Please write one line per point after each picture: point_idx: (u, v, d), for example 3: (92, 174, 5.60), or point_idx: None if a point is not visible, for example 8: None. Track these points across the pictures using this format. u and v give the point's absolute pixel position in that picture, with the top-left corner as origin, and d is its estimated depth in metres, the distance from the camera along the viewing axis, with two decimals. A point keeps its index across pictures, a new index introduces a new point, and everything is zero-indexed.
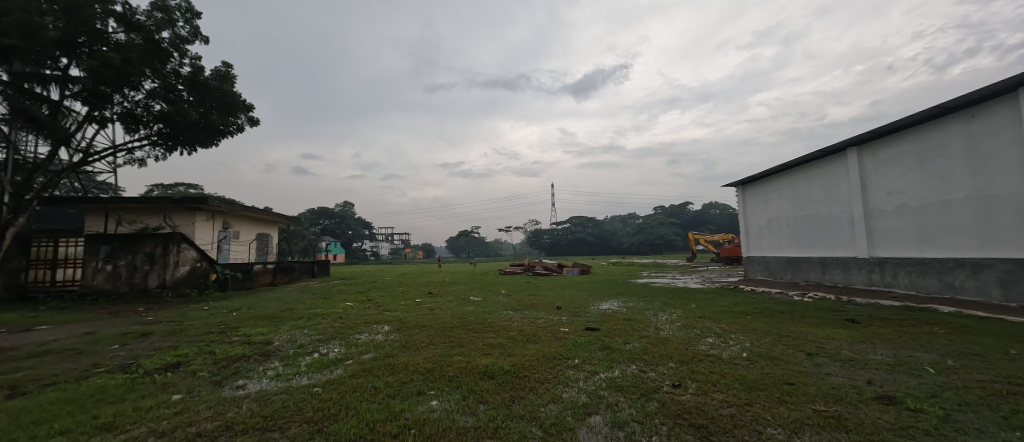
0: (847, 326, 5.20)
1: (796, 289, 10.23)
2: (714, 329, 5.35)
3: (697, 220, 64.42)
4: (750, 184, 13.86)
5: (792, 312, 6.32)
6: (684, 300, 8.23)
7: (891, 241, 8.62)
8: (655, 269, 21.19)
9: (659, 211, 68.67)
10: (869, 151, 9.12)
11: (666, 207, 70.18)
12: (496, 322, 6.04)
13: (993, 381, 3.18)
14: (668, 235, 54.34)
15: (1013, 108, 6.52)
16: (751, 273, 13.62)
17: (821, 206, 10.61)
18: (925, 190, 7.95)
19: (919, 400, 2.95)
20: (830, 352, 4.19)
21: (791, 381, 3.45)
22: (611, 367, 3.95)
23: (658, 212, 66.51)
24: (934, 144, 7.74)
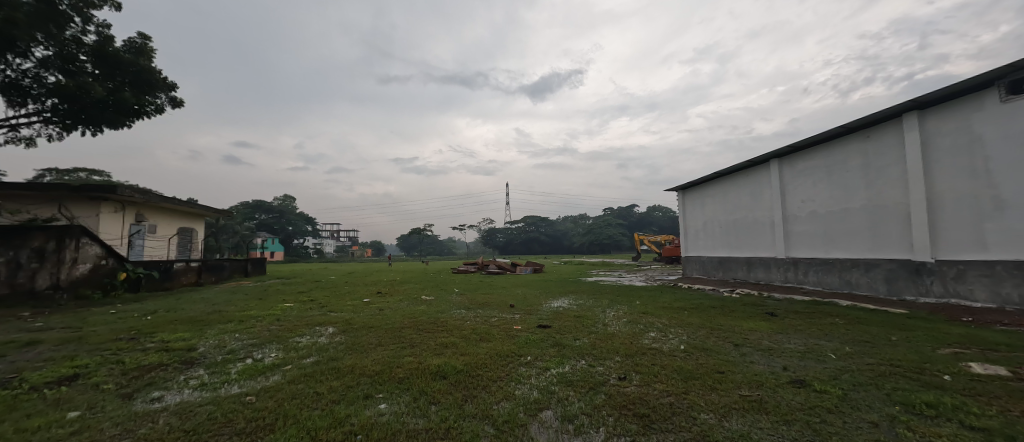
0: (767, 319, 5.83)
1: (726, 286, 11.21)
2: (656, 324, 5.74)
3: (642, 222, 68.55)
4: (689, 190, 15.04)
5: (722, 307, 6.95)
6: (629, 297, 8.72)
7: (804, 243, 9.79)
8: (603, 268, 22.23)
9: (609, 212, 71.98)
10: (788, 163, 10.30)
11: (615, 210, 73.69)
12: (449, 322, 5.94)
13: (879, 363, 3.75)
14: (616, 236, 57.12)
15: (898, 131, 7.67)
16: (688, 272, 14.77)
17: (748, 211, 11.78)
18: (831, 199, 9.12)
19: (824, 382, 3.39)
20: (753, 342, 4.66)
21: (722, 370, 3.80)
22: (562, 362, 4.08)
23: (608, 214, 69.67)
24: (838, 160, 8.93)
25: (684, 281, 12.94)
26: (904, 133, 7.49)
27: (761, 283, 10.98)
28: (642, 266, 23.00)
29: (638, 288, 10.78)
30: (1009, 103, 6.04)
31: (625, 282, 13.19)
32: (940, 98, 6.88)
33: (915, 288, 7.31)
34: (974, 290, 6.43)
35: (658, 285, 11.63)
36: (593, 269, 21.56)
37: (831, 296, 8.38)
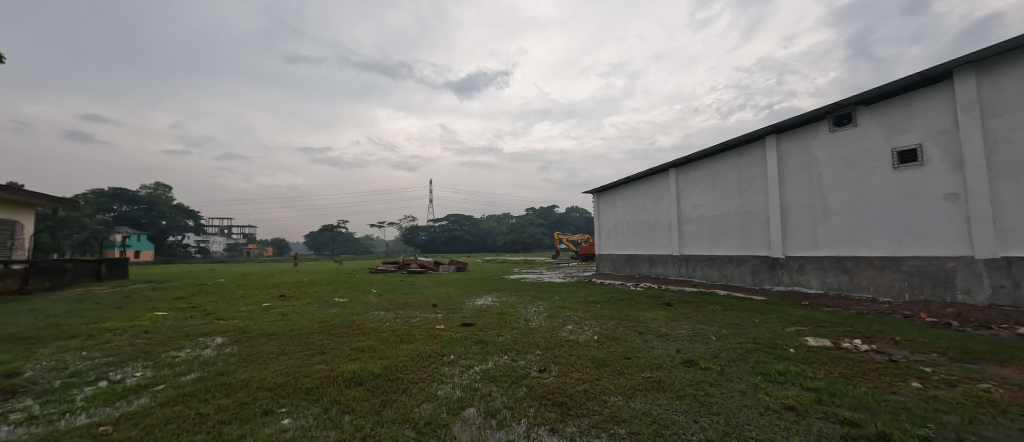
0: (665, 308, 6.64)
1: (632, 280, 12.46)
2: (573, 317, 6.13)
3: (560, 222, 72.64)
4: (603, 193, 16.39)
5: (629, 300, 7.71)
6: (549, 293, 9.21)
7: (693, 242, 11.36)
8: (524, 266, 22.98)
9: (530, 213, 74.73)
10: (683, 173, 11.85)
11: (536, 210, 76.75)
12: (366, 324, 5.55)
13: (746, 342, 4.54)
14: (536, 235, 59.55)
15: (762, 150, 9.34)
16: (601, 268, 16.10)
17: (651, 213, 13.27)
18: (714, 205, 10.73)
19: (707, 360, 3.99)
20: (653, 330, 5.26)
21: (628, 356, 4.22)
22: (485, 359, 4.11)
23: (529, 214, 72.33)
24: (719, 172, 10.56)
25: (597, 276, 14.04)
26: (766, 152, 9.16)
27: (660, 278, 12.46)
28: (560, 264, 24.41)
29: (556, 284, 11.37)
30: (835, 133, 7.74)
31: (545, 279, 13.83)
32: (790, 126, 8.57)
33: (771, 279, 8.99)
34: (807, 279, 8.16)
35: (575, 281, 12.41)
36: (515, 267, 22.16)
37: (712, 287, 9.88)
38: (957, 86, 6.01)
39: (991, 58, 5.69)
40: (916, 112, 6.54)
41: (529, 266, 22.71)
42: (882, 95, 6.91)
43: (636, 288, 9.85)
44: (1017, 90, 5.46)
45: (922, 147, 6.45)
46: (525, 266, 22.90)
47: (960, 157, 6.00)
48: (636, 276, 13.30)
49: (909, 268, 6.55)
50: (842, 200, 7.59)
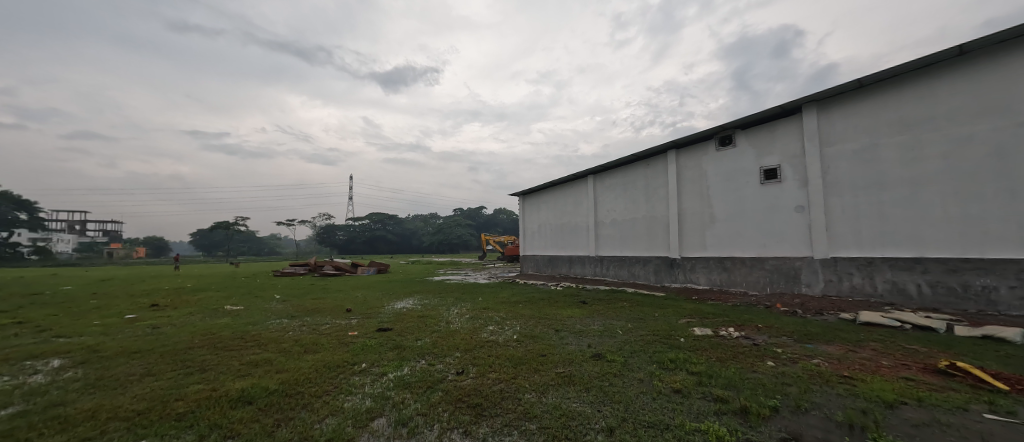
0: (580, 306, 7.07)
1: (553, 280, 13.06)
2: (495, 317, 6.21)
3: (488, 223, 73.13)
4: (528, 196, 16.96)
5: (549, 299, 8.06)
6: (473, 294, 9.20)
7: (608, 244, 12.33)
8: (451, 267, 22.67)
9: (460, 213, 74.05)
10: (600, 180, 12.80)
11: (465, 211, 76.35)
12: (264, 335, 4.94)
13: (646, 334, 5.05)
14: (465, 236, 59.23)
15: (664, 163, 10.52)
16: (525, 269, 16.61)
17: (572, 216, 14.07)
18: (624, 210, 11.77)
19: (613, 353, 4.35)
20: (569, 326, 5.56)
21: (544, 353, 4.40)
22: (401, 365, 3.94)
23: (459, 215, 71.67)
24: (629, 180, 11.61)
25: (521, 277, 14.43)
26: (667, 164, 10.33)
27: (578, 277, 13.28)
28: (487, 265, 24.57)
29: (481, 285, 11.39)
30: (720, 151, 9.01)
31: (470, 280, 13.79)
32: (686, 142, 9.78)
33: (669, 276, 10.14)
34: (697, 277, 9.38)
35: (499, 282, 12.57)
36: (441, 268, 21.72)
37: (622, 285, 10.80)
38: (804, 119, 7.42)
39: (826, 99, 7.13)
40: (777, 138, 7.93)
41: (455, 267, 22.43)
42: (754, 121, 8.26)
43: (556, 288, 10.32)
44: (842, 125, 6.92)
45: (781, 167, 7.83)
46: (451, 267, 22.56)
47: (806, 177, 7.41)
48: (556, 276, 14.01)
49: (770, 266, 7.90)
50: (725, 209, 8.88)
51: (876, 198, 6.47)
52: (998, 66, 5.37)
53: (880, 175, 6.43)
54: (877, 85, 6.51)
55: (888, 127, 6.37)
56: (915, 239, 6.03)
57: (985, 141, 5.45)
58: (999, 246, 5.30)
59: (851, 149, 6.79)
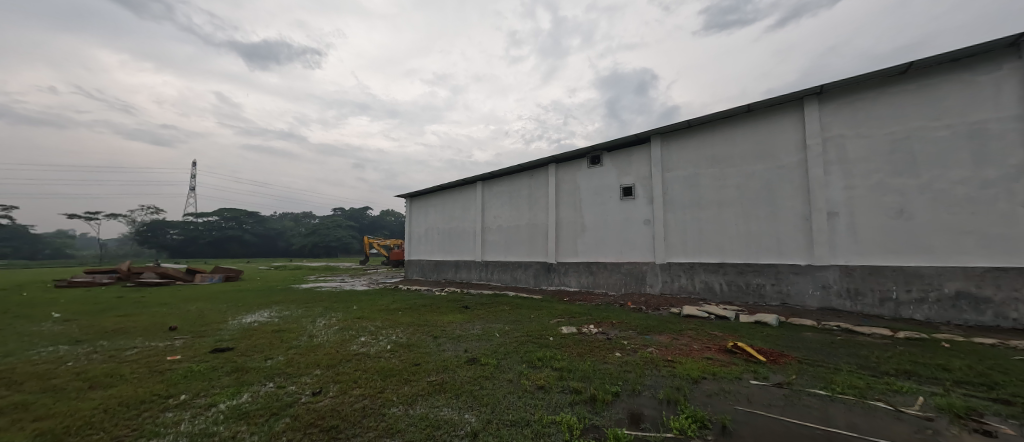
0: (462, 311, 7.11)
1: (438, 285, 12.86)
2: (369, 327, 5.82)
3: (373, 226, 67.25)
4: (417, 198, 16.41)
5: (432, 304, 7.90)
6: (348, 302, 8.41)
7: (494, 249, 12.74)
8: (325, 273, 20.33)
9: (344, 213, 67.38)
10: (489, 186, 13.19)
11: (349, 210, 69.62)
12: (22, 370, 3.59)
13: (520, 335, 5.34)
14: (349, 239, 54.11)
15: (545, 175, 11.42)
16: (410, 274, 16.01)
17: (461, 221, 14.11)
18: (510, 217, 12.35)
19: (487, 357, 4.46)
20: (448, 332, 5.52)
21: (418, 362, 4.26)
22: (238, 392, 3.31)
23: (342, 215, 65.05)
24: (515, 189, 12.23)
25: (405, 283, 13.82)
26: (548, 176, 11.25)
27: (464, 282, 13.38)
28: (370, 270, 22.81)
29: (358, 293, 10.49)
30: (591, 168, 10.23)
31: (347, 287, 12.58)
32: (565, 158, 10.82)
33: (546, 280, 10.99)
34: (570, 280, 10.39)
35: (380, 289, 11.78)
36: (313, 274, 19.30)
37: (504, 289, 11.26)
38: (652, 147, 8.96)
39: (667, 133, 8.75)
40: (633, 161, 9.38)
41: (331, 273, 20.21)
42: (616, 145, 9.63)
43: (440, 293, 10.16)
44: (677, 156, 8.58)
45: (635, 186, 9.28)
46: (326, 273, 20.25)
47: (652, 195, 8.94)
48: (442, 281, 13.85)
49: (625, 270, 9.24)
50: (593, 219, 10.07)
51: (696, 216, 8.18)
52: (768, 123, 7.38)
53: (699, 197, 8.17)
54: (700, 127, 8.28)
55: (705, 160, 8.14)
56: (719, 249, 7.80)
57: (760, 177, 7.41)
58: (765, 255, 7.22)
59: (682, 175, 8.46)
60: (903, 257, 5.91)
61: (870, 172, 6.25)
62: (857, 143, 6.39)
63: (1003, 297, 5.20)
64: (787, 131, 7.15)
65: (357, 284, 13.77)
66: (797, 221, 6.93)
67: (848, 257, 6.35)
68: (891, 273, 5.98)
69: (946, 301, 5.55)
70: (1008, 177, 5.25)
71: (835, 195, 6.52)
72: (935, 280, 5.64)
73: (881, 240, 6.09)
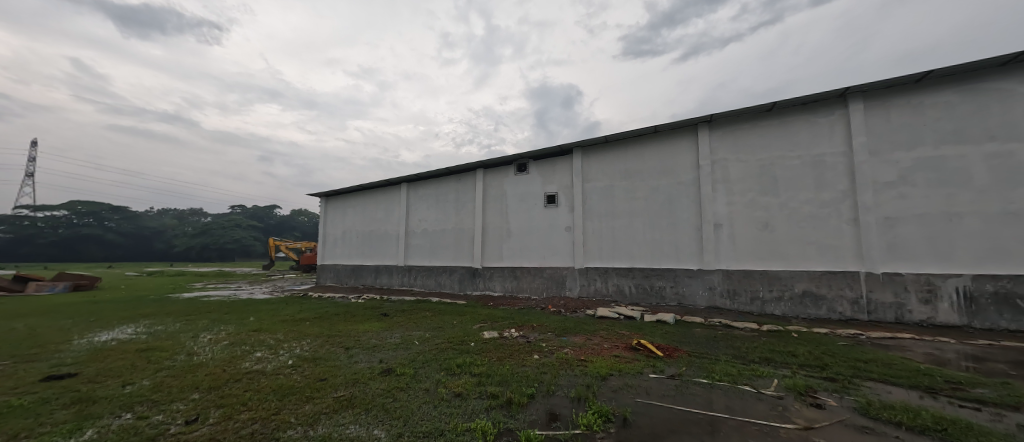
0: (380, 319, 6.74)
1: (355, 292, 12.02)
2: (267, 341, 5.29)
3: (281, 225, 59.93)
4: (335, 198, 15.22)
5: (345, 313, 7.35)
6: (243, 313, 7.40)
7: (418, 254, 12.34)
8: (217, 279, 17.68)
9: (247, 211, 59.46)
10: (414, 189, 12.77)
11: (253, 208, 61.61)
12: None
13: (441, 342, 5.22)
14: (252, 240, 47.87)
15: (473, 179, 11.43)
16: (322, 280, 14.84)
17: (383, 224, 13.42)
18: (435, 221, 12.09)
19: (404, 366, 4.27)
20: (362, 343, 5.18)
21: (325, 376, 3.90)
22: (79, 429, 2.68)
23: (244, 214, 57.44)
24: (443, 192, 12.03)
25: (316, 290, 12.67)
26: (475, 181, 11.29)
27: (384, 288, 12.71)
28: (275, 276, 20.43)
29: (257, 302, 9.32)
30: (517, 176, 10.51)
31: (245, 296, 11.11)
32: (493, 164, 10.96)
33: (471, 285, 10.94)
34: (495, 284, 10.49)
35: (285, 297, 10.61)
36: (201, 281, 16.66)
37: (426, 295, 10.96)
38: (574, 159, 9.53)
39: (587, 146, 9.38)
40: (557, 171, 9.87)
41: (225, 279, 17.65)
42: (542, 155, 10.06)
43: (355, 301, 9.51)
44: (596, 168, 9.25)
45: (558, 194, 9.76)
46: (218, 279, 17.63)
47: (572, 204, 9.49)
48: (359, 288, 13.00)
49: (547, 274, 9.63)
50: (518, 225, 10.33)
51: (610, 224, 8.88)
52: (670, 144, 8.34)
53: (613, 207, 8.90)
54: (615, 143, 9.03)
55: (619, 173, 8.90)
56: (628, 254, 8.57)
57: (663, 191, 8.32)
58: (666, 260, 8.12)
59: (599, 186, 9.13)
60: (767, 263, 7.11)
61: (746, 191, 7.42)
62: (736, 166, 7.55)
63: (833, 295, 6.54)
64: (685, 152, 8.16)
65: (259, 292, 12.20)
66: (691, 231, 7.92)
67: (729, 263, 7.43)
68: (759, 276, 7.14)
69: (796, 298, 6.80)
70: (837, 200, 6.65)
71: (720, 209, 7.61)
72: (788, 282, 6.88)
73: (753, 248, 7.24)
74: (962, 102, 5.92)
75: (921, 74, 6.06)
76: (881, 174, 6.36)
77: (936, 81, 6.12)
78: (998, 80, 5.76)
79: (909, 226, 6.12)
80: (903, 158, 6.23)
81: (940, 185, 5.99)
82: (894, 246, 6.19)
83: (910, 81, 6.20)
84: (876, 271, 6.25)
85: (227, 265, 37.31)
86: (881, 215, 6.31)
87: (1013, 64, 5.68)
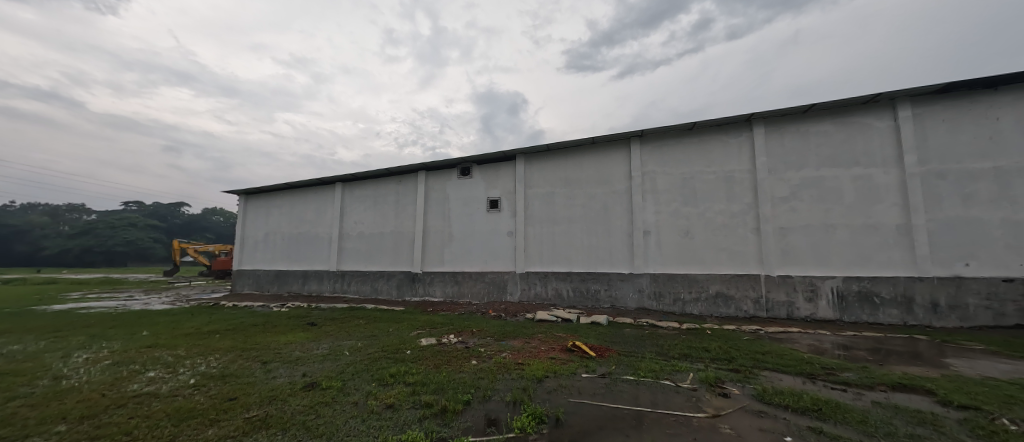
0: (306, 329, 6.23)
1: (278, 300, 10.97)
2: (164, 358, 4.61)
3: (189, 225, 52.44)
4: (258, 196, 13.84)
5: (264, 324, 6.68)
6: (134, 327, 6.36)
7: (352, 258, 11.64)
8: (100, 288, 15.00)
9: (147, 208, 51.49)
10: (351, 189, 12.06)
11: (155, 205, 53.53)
12: None
13: (374, 351, 4.96)
14: (153, 242, 41.52)
15: (414, 181, 11.11)
16: (239, 288, 13.34)
17: (313, 226, 12.46)
18: (373, 223, 11.51)
19: (331, 379, 3.97)
20: (283, 356, 4.73)
21: (235, 395, 3.49)
22: None
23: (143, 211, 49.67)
24: (382, 194, 11.52)
25: (231, 298, 11.34)
26: (417, 183, 10.99)
27: (313, 295, 11.78)
28: (179, 283, 17.90)
29: (154, 313, 8.08)
30: (461, 179, 10.43)
31: (138, 307, 9.57)
32: (436, 166, 10.76)
33: (410, 291, 10.57)
34: (435, 290, 10.24)
35: (191, 307, 9.34)
36: (78, 290, 14.02)
37: (361, 302, 10.36)
38: (517, 165, 9.70)
39: (530, 153, 9.62)
40: (500, 176, 9.97)
41: (111, 288, 15.05)
42: (486, 159, 10.10)
43: (278, 310, 8.67)
44: (538, 174, 9.51)
45: (501, 199, 9.86)
46: (103, 288, 14.98)
47: (515, 209, 9.64)
48: (284, 296, 11.89)
49: (489, 279, 9.63)
50: (460, 229, 10.23)
51: (551, 229, 9.16)
52: (606, 155, 8.87)
53: (554, 213, 9.20)
54: (556, 151, 9.38)
55: (560, 181, 9.24)
56: (567, 259, 8.90)
57: (599, 199, 8.80)
58: (601, 264, 8.57)
59: (541, 192, 9.39)
60: (687, 267, 7.83)
61: (671, 201, 8.13)
62: (663, 178, 8.24)
63: (740, 295, 7.39)
64: (619, 163, 8.72)
65: (157, 302, 10.58)
66: (624, 237, 8.46)
67: (656, 267, 8.07)
68: (681, 279, 7.83)
69: (710, 299, 7.57)
70: (744, 211, 7.56)
71: (649, 217, 8.25)
72: (705, 284, 7.64)
73: (677, 254, 7.93)
74: (836, 132, 7.10)
75: (807, 106, 7.14)
76: (777, 190, 7.36)
77: (818, 113, 7.27)
78: (861, 115, 7.01)
79: (798, 235, 7.15)
80: (794, 177, 7.28)
81: (820, 201, 7.09)
82: (787, 252, 7.18)
83: (799, 111, 7.29)
84: (773, 274, 7.20)
85: (118, 271, 31.86)
86: (777, 225, 7.29)
87: (872, 103, 6.95)
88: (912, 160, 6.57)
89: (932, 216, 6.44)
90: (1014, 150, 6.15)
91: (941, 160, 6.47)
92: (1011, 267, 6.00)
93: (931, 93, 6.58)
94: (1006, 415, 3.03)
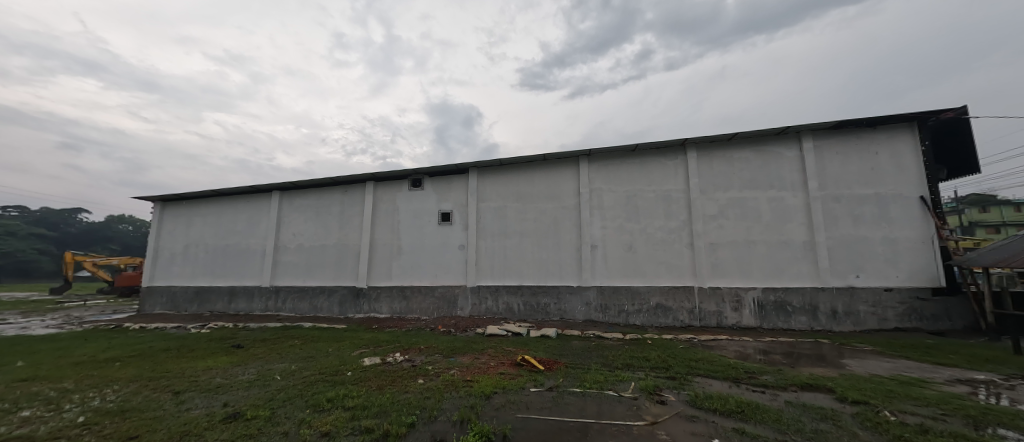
0: (229, 352, 5.63)
1: (197, 321, 9.80)
2: (45, 394, 3.88)
3: (88, 234, 45.44)
4: (177, 203, 12.40)
5: (179, 348, 5.93)
6: (3, 358, 5.29)
7: (289, 273, 10.78)
8: None
9: (32, 213, 43.76)
10: (289, 198, 11.26)
11: (42, 210, 45.56)
12: None
13: (311, 374, 4.60)
14: (36, 254, 35.10)
15: (362, 191, 10.64)
16: (148, 308, 11.72)
17: (244, 237, 11.38)
18: (314, 235, 10.78)
19: (257, 408, 3.60)
20: (200, 384, 4.22)
21: (137, 433, 3.02)
22: None
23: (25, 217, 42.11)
24: (325, 204, 10.88)
25: (137, 320, 9.93)
26: (365, 193, 10.53)
27: (240, 314, 10.67)
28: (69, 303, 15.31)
29: (35, 339, 6.81)
30: (411, 191, 10.19)
31: (11, 332, 8.00)
32: (385, 177, 10.43)
33: (354, 307, 9.98)
34: (381, 306, 9.77)
35: (85, 331, 8.01)
36: None
37: (296, 320, 9.59)
38: (470, 178, 9.70)
39: (483, 167, 9.69)
40: (453, 188, 9.89)
41: None
42: (438, 171, 10.00)
43: (196, 332, 7.74)
44: (490, 188, 9.58)
45: (453, 212, 9.76)
46: None
47: (467, 222, 9.58)
48: (204, 316, 10.64)
49: (438, 294, 9.40)
50: (410, 242, 9.94)
51: (502, 243, 9.23)
52: (557, 171, 9.19)
53: (506, 227, 9.29)
54: (509, 166, 9.55)
55: (512, 195, 9.39)
56: (518, 272, 8.99)
57: (550, 214, 9.05)
58: (551, 278, 8.77)
59: (493, 206, 9.45)
60: (631, 279, 8.27)
61: (616, 217, 8.59)
62: (609, 195, 8.71)
63: (677, 306, 7.93)
64: (568, 179, 9.08)
65: (39, 326, 8.95)
66: (573, 251, 8.74)
67: (601, 279, 8.43)
68: (625, 292, 8.23)
69: (651, 310, 8.04)
70: (679, 227, 8.19)
71: (596, 232, 8.63)
72: (645, 296, 8.11)
73: (621, 267, 8.36)
74: (755, 159, 8.02)
75: (731, 135, 8.00)
76: (707, 209, 8.10)
77: (740, 141, 8.16)
78: (774, 145, 7.99)
79: (725, 249, 7.88)
80: (722, 197, 8.06)
81: (742, 219, 7.90)
82: (716, 266, 7.88)
83: (725, 139, 8.13)
84: (705, 286, 7.83)
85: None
86: (708, 241, 7.98)
87: (783, 135, 7.95)
88: (814, 186, 7.59)
89: (830, 234, 7.44)
90: (889, 179, 7.36)
91: (836, 186, 7.54)
92: (889, 278, 7.11)
93: (828, 128, 7.69)
94: (887, 408, 3.55)
